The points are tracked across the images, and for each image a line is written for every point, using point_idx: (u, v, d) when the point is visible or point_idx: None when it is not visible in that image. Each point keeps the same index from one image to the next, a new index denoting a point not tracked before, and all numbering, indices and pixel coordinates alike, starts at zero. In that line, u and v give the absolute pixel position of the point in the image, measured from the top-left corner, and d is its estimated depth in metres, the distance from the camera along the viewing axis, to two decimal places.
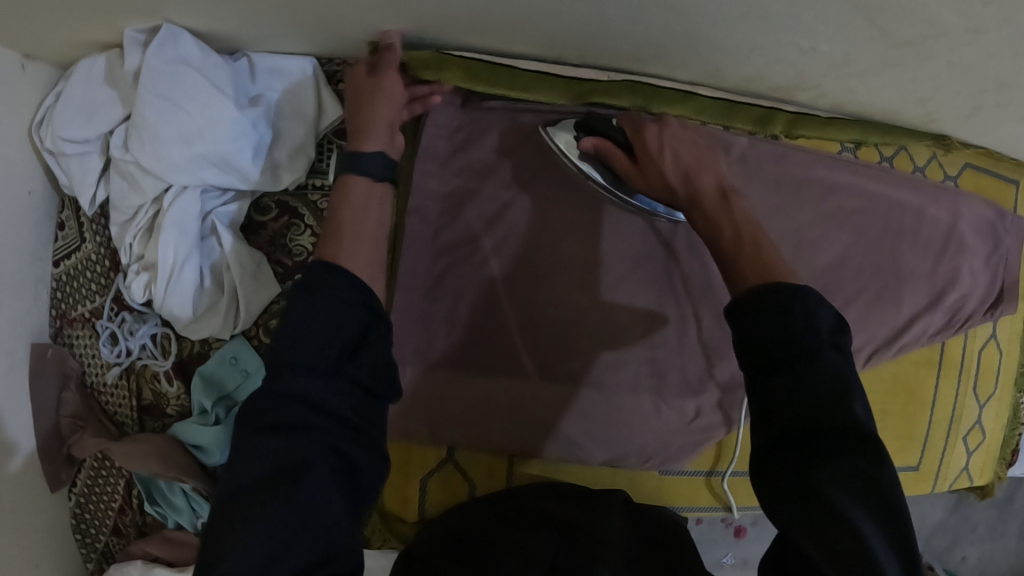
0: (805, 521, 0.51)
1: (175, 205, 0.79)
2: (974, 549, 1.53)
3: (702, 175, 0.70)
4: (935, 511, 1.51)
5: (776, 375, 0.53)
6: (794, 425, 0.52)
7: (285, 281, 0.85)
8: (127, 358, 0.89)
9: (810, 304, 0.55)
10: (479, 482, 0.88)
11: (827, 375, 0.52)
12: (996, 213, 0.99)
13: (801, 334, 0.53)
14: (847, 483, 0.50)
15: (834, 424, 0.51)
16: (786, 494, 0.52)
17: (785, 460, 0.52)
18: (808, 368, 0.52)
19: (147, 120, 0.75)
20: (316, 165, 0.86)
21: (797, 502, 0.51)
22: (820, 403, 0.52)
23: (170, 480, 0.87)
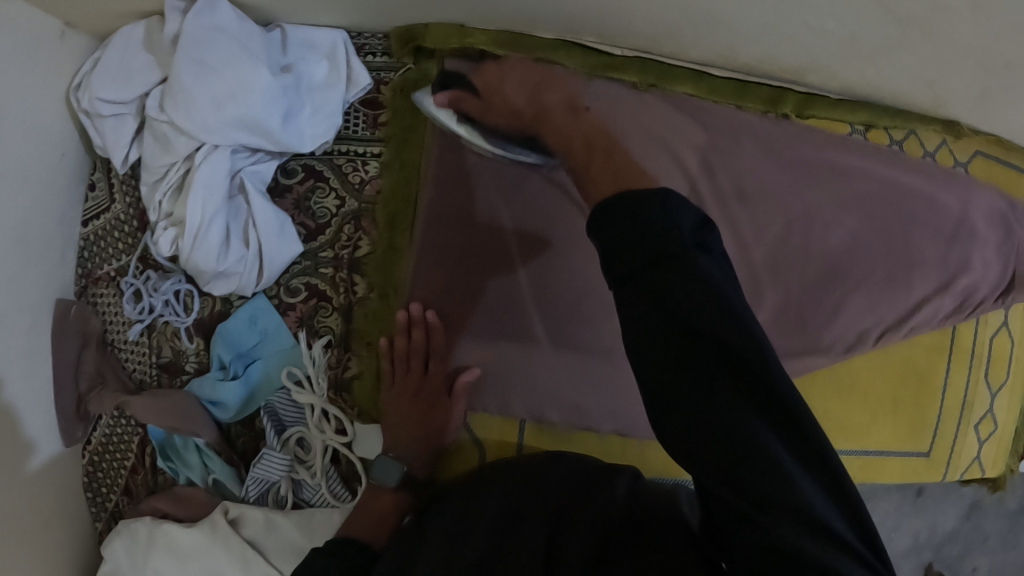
0: (718, 468, 0.48)
1: (205, 164, 0.82)
2: (986, 560, 1.50)
3: (548, 95, 0.74)
4: (947, 519, 1.49)
5: (663, 342, 0.49)
6: (681, 365, 0.49)
7: (308, 243, 0.88)
8: (149, 315, 0.92)
9: (664, 206, 0.52)
10: (489, 449, 0.88)
11: (692, 305, 0.49)
12: (1007, 204, 0.99)
13: (658, 254, 0.50)
14: (758, 418, 0.48)
15: (714, 354, 0.49)
16: (690, 444, 0.49)
17: (682, 408, 0.49)
18: (676, 306, 0.49)
19: (184, 83, 0.79)
20: (343, 132, 0.89)
21: (706, 449, 0.48)
22: (695, 336, 0.49)
23: (185, 436, 0.89)
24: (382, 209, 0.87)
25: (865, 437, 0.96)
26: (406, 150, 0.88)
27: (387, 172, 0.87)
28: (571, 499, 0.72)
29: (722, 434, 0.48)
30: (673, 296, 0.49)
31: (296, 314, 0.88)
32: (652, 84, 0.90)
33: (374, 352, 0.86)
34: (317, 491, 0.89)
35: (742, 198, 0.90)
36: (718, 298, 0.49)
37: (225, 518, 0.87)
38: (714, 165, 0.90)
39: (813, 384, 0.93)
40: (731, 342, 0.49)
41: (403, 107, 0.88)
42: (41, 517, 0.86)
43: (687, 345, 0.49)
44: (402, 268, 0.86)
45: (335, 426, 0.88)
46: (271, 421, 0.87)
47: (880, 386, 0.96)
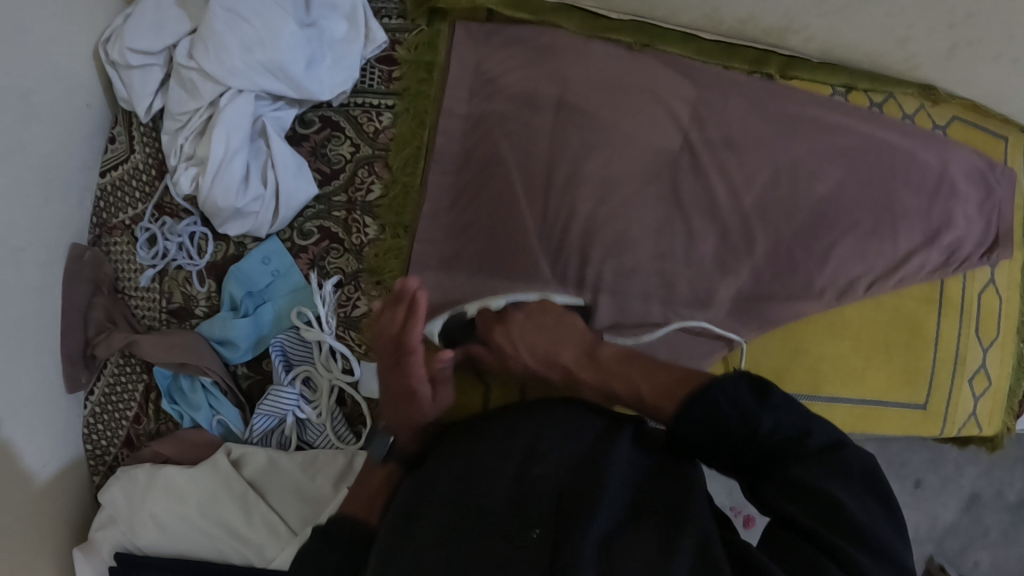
0: (816, 525, 0.55)
1: (230, 106, 0.87)
2: (987, 554, 1.48)
3: (564, 351, 0.76)
4: (946, 512, 1.48)
5: (751, 449, 0.58)
6: (773, 450, 0.58)
7: (322, 188, 0.93)
8: (162, 260, 0.94)
9: (726, 395, 0.59)
10: (493, 390, 0.90)
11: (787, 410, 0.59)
12: (986, 163, 1.04)
13: (743, 431, 0.58)
14: (839, 486, 0.56)
15: (795, 457, 0.57)
16: (785, 512, 0.57)
17: (789, 495, 0.57)
18: (754, 422, 0.58)
19: (216, 31, 0.87)
20: (359, 86, 0.95)
21: (807, 516, 0.55)
22: (785, 439, 0.58)
23: (192, 375, 0.90)
24: (395, 154, 0.92)
25: (860, 384, 0.99)
26: (418, 102, 0.93)
27: (401, 120, 0.93)
28: (575, 469, 0.62)
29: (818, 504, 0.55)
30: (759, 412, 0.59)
31: (308, 256, 0.92)
32: (646, 45, 0.95)
33: (384, 290, 0.89)
34: (321, 433, 0.89)
35: (731, 147, 0.94)
36: (799, 420, 0.59)
37: (227, 458, 0.87)
38: (704, 117, 0.94)
39: (810, 328, 0.96)
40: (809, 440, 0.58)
41: (416, 61, 0.94)
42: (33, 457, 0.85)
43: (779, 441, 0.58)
44: (410, 208, 0.91)
45: (342, 365, 0.89)
46: (280, 359, 0.89)
47: (872, 333, 0.99)
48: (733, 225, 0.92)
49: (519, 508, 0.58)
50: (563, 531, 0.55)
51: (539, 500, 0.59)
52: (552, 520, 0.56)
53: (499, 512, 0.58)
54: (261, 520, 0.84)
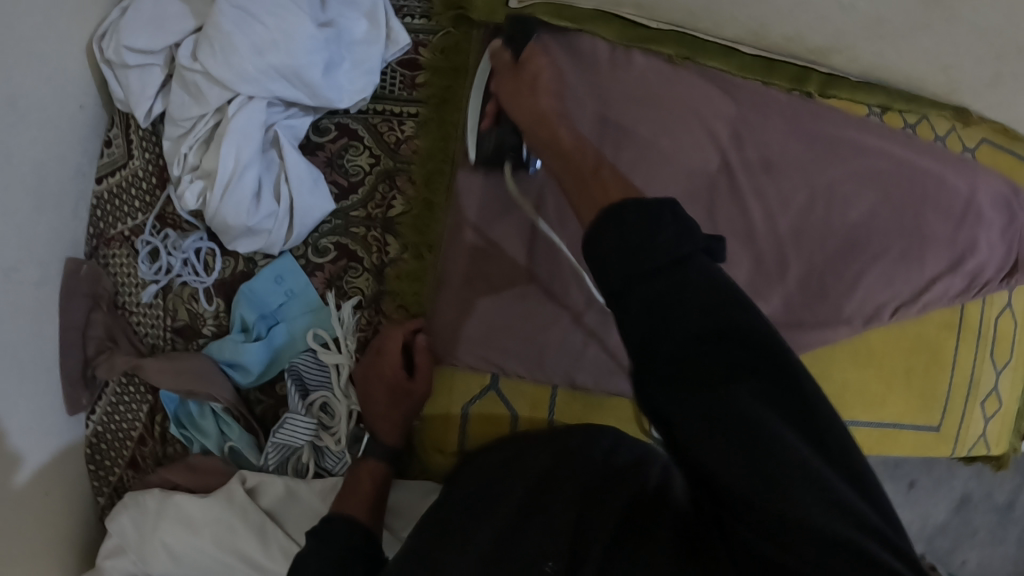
0: (745, 456, 0.44)
1: (239, 114, 0.80)
2: (975, 553, 1.53)
3: (580, 114, 0.86)
4: (937, 512, 1.51)
5: (686, 394, 0.46)
6: (715, 367, 0.46)
7: (340, 202, 0.86)
8: (165, 276, 0.88)
9: (667, 223, 0.49)
10: (522, 414, 0.85)
11: (693, 311, 0.46)
12: (1011, 188, 1.03)
13: (676, 310, 0.47)
14: (764, 400, 0.45)
15: (709, 373, 0.46)
16: (720, 449, 0.45)
17: (700, 431, 0.45)
18: (682, 273, 0.48)
19: (223, 31, 0.78)
20: (380, 92, 0.88)
21: (740, 450, 0.44)
22: (706, 344, 0.46)
23: (202, 401, 0.85)
24: (418, 168, 0.86)
25: (879, 408, 0.99)
26: (444, 111, 0.87)
27: (423, 129, 0.87)
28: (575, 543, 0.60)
29: (753, 426, 0.44)
30: (670, 296, 0.47)
31: (324, 274, 0.86)
32: (685, 57, 0.90)
33: (407, 312, 0.85)
34: (338, 459, 0.86)
35: (768, 169, 0.91)
36: (722, 296, 0.47)
37: (243, 487, 0.84)
38: (742, 137, 0.90)
39: (832, 355, 0.96)
40: (745, 352, 0.46)
41: (441, 66, 0.87)
42: (34, 497, 0.80)
43: (685, 360, 0.46)
44: (435, 224, 0.85)
45: None
46: (295, 383, 0.84)
47: (894, 356, 0.99)
48: (766, 249, 0.90)
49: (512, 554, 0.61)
50: (579, 547, 0.59)
51: (548, 528, 0.62)
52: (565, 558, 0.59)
53: (509, 543, 0.62)
54: (280, 552, 0.81)
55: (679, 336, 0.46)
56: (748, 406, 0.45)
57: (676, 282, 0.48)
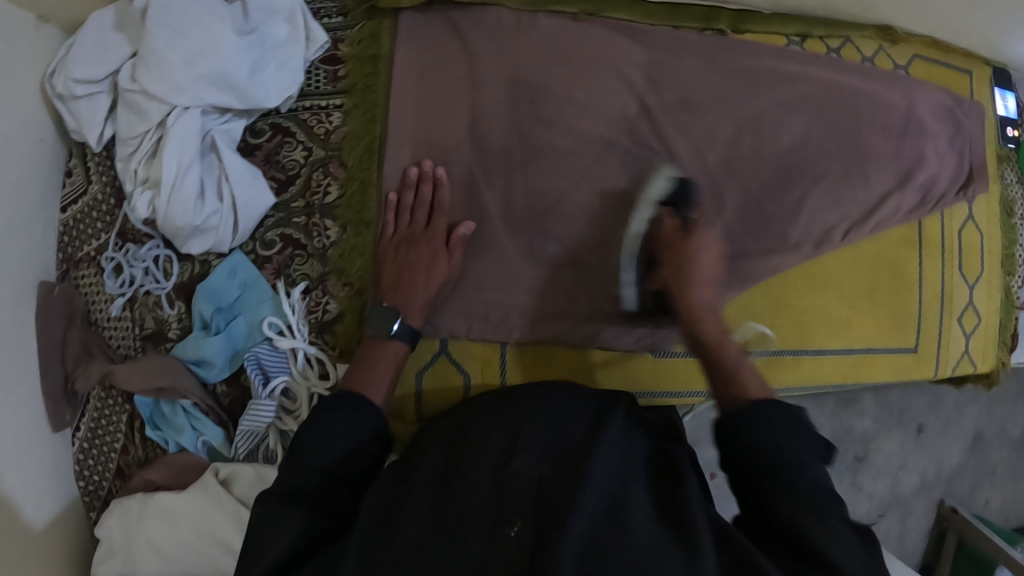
0: (802, 521, 0.59)
1: (176, 125, 0.85)
2: (997, 492, 1.60)
3: (497, 83, 0.90)
4: (952, 454, 1.57)
5: (767, 481, 0.63)
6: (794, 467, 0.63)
7: (280, 196, 0.90)
8: (130, 287, 0.93)
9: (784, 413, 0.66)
10: (475, 375, 0.88)
11: (789, 459, 0.63)
12: (953, 99, 1.02)
13: (754, 457, 0.64)
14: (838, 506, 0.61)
15: (786, 477, 0.62)
16: (808, 530, 0.59)
17: (792, 518, 0.60)
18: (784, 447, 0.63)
19: (154, 49, 0.84)
20: (306, 89, 0.93)
21: (812, 524, 0.59)
22: (781, 466, 0.63)
23: (173, 400, 0.88)
24: (348, 152, 0.89)
25: (847, 333, 0.97)
26: (368, 96, 0.91)
27: (349, 117, 0.91)
28: (553, 463, 0.62)
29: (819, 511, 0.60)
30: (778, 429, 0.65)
31: (274, 265, 0.90)
32: (592, 13, 0.93)
33: (353, 291, 0.88)
34: None
35: (690, 107, 0.92)
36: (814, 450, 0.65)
37: (216, 478, 0.87)
38: (659, 81, 0.92)
39: (788, 283, 0.94)
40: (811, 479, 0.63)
41: (361, 55, 0.92)
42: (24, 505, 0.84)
43: (744, 459, 0.65)
44: (372, 204, 0.89)
45: (319, 372, 0.89)
46: (256, 371, 0.87)
47: (855, 280, 0.97)
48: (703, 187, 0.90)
49: (500, 501, 0.58)
50: (546, 517, 0.56)
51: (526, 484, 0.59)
52: (532, 515, 0.56)
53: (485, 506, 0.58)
54: None
55: (781, 462, 0.63)
56: (825, 508, 0.60)
57: (781, 453, 0.63)
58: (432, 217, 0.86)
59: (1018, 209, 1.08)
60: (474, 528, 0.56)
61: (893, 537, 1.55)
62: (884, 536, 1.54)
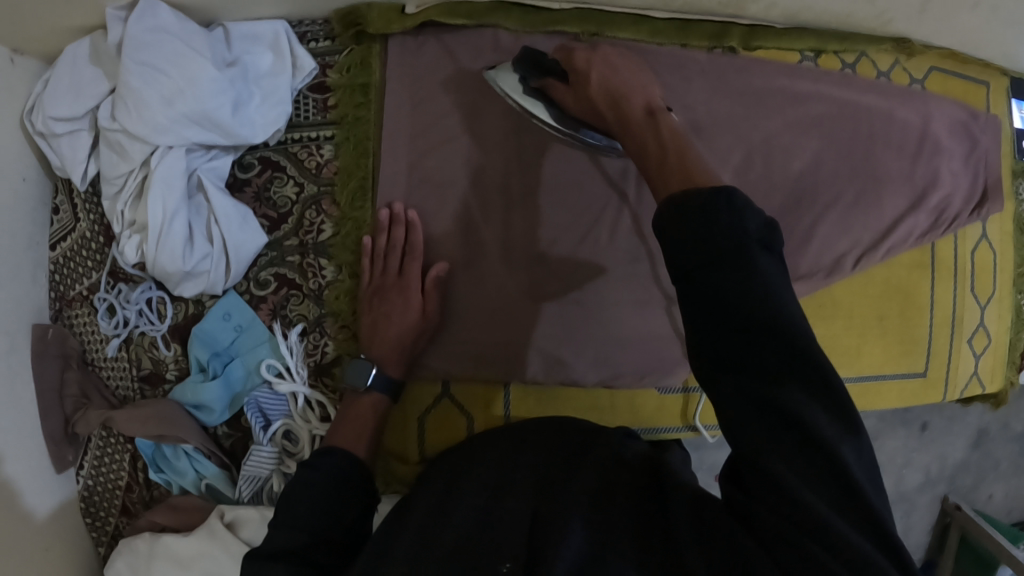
0: (773, 436, 0.43)
1: (160, 166, 0.82)
2: (999, 486, 1.62)
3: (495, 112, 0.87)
4: (956, 450, 1.59)
5: (742, 372, 0.44)
6: (763, 343, 0.44)
7: (272, 234, 0.88)
8: (125, 329, 0.91)
9: (729, 212, 0.47)
10: (477, 417, 0.87)
11: (777, 334, 0.44)
12: (969, 115, 0.99)
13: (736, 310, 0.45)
14: (802, 384, 0.44)
15: (753, 351, 0.45)
16: (771, 436, 0.43)
17: (761, 424, 0.44)
18: (757, 296, 0.45)
19: (132, 88, 0.80)
20: (295, 120, 0.89)
21: (799, 451, 0.43)
22: (744, 327, 0.45)
23: (175, 444, 0.88)
24: (341, 189, 0.86)
25: (855, 361, 0.95)
26: (358, 128, 0.88)
27: (341, 152, 0.87)
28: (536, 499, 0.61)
29: (793, 425, 0.43)
30: (728, 288, 0.45)
31: (269, 306, 0.88)
32: (595, 33, 0.88)
33: (350, 333, 0.86)
34: None
35: (698, 132, 0.88)
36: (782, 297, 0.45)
37: (222, 522, 0.86)
38: (666, 104, 0.88)
39: None
40: (787, 361, 0.44)
41: (351, 84, 0.88)
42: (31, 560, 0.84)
43: (726, 339, 0.45)
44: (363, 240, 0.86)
45: (320, 414, 0.87)
46: (256, 416, 0.86)
47: (864, 306, 0.95)
48: None
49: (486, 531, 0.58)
50: (539, 545, 0.53)
51: (511, 525, 0.58)
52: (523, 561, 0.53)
53: (460, 543, 0.57)
54: None
55: (749, 331, 0.44)
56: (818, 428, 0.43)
57: (753, 301, 0.45)
58: (406, 263, 0.83)
59: None
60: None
61: None
62: None
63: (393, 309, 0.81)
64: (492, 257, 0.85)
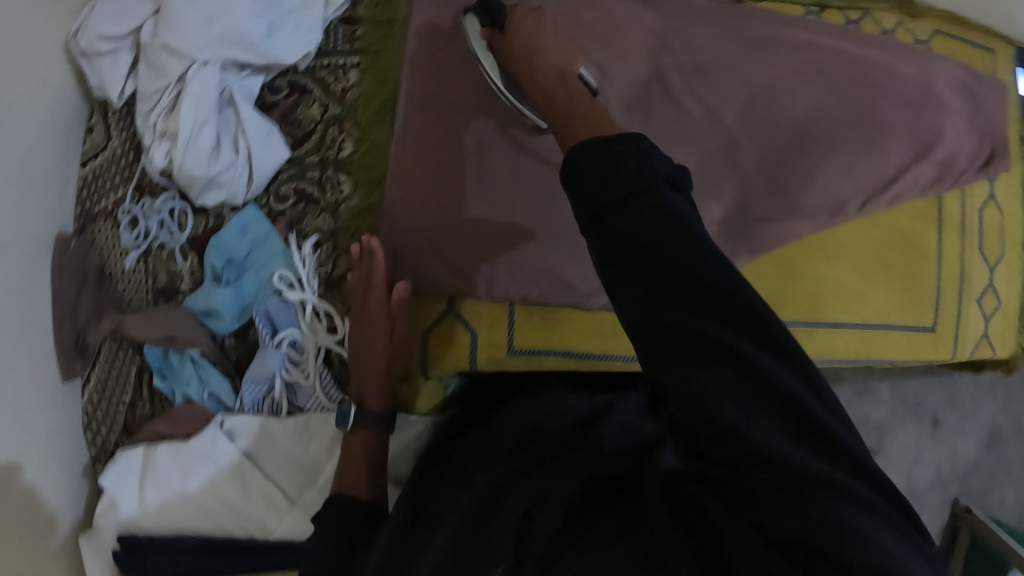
0: (741, 407, 0.43)
1: (195, 80, 0.86)
2: (1013, 492, 1.55)
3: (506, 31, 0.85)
4: (967, 450, 1.54)
5: (685, 327, 0.45)
6: (712, 290, 0.45)
7: (295, 150, 0.91)
8: (145, 241, 0.94)
9: (646, 155, 0.48)
10: (482, 338, 0.86)
11: (695, 267, 0.45)
12: (972, 76, 1.01)
13: (674, 261, 0.46)
14: (746, 336, 0.44)
15: (700, 300, 0.45)
16: (735, 400, 0.43)
17: (720, 390, 0.43)
18: (675, 271, 0.45)
19: (178, 9, 0.86)
20: (325, 48, 0.93)
21: (760, 408, 0.43)
22: (679, 280, 0.45)
23: (183, 349, 0.89)
24: (362, 110, 0.90)
25: (862, 306, 0.95)
26: (382, 59, 0.90)
27: (364, 77, 0.91)
28: (527, 476, 0.61)
29: (757, 392, 0.43)
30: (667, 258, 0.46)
31: (286, 219, 0.91)
32: None
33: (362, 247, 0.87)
34: (310, 395, 0.90)
35: (702, 73, 0.89)
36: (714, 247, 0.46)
37: (221, 429, 0.87)
38: (671, 45, 0.89)
39: (801, 253, 0.92)
40: (734, 301, 0.44)
41: (377, 16, 0.91)
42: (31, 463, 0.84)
43: (682, 302, 0.45)
44: (379, 158, 0.87)
45: (327, 325, 0.90)
46: (265, 324, 0.87)
47: (869, 251, 0.95)
48: (714, 150, 0.88)
49: (482, 525, 0.56)
50: (528, 532, 0.54)
51: (502, 517, 0.56)
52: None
53: (457, 549, 0.54)
54: (259, 491, 0.86)
55: (678, 270, 0.45)
56: (779, 385, 0.43)
57: (692, 258, 0.45)
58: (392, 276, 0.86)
59: None
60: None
61: None
62: None
63: (374, 333, 0.86)
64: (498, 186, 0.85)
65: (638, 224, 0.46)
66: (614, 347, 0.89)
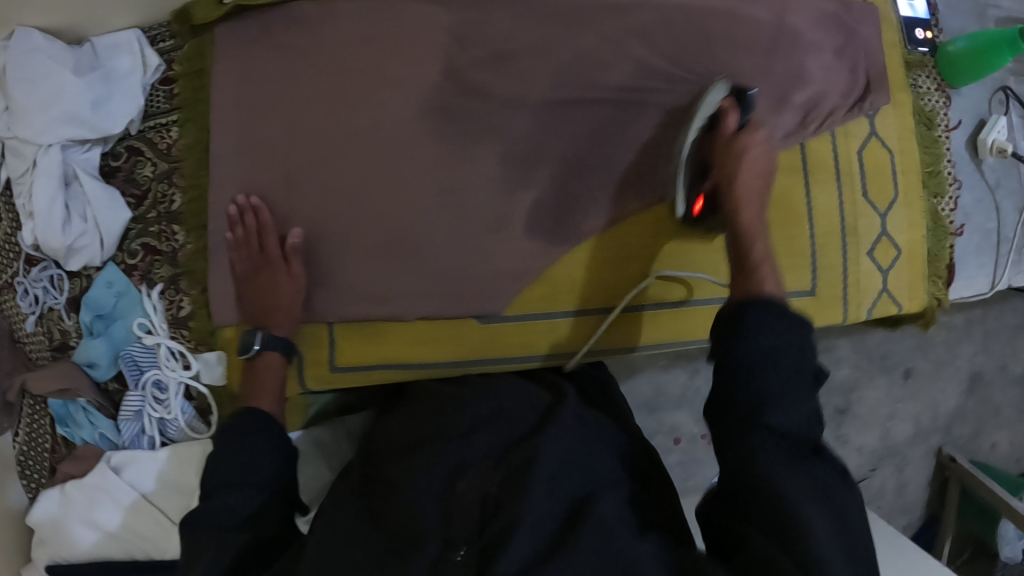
0: (756, 496, 0.59)
1: (43, 161, 0.92)
2: (1003, 434, 1.43)
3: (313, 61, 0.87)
4: (948, 399, 1.40)
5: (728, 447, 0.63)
6: (769, 433, 0.61)
7: (138, 210, 0.96)
8: (39, 305, 1.02)
9: (738, 337, 0.65)
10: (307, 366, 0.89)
11: (777, 400, 0.62)
12: (840, 5, 0.90)
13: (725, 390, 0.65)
14: (800, 462, 0.60)
15: (736, 460, 0.61)
16: (789, 494, 0.58)
17: (755, 483, 0.59)
18: (763, 393, 0.62)
19: (17, 101, 0.91)
20: (149, 110, 0.98)
21: (770, 491, 0.59)
22: (758, 404, 0.62)
23: (75, 398, 0.98)
24: (184, 164, 0.94)
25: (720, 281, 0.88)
26: (195, 111, 0.94)
27: (183, 132, 0.95)
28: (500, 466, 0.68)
29: (758, 481, 0.59)
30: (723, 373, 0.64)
31: (139, 272, 0.96)
32: None
33: (200, 290, 0.93)
34: (176, 426, 0.98)
35: (501, 62, 0.84)
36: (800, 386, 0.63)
37: (109, 465, 0.96)
38: (468, 36, 0.84)
39: (627, 234, 0.89)
40: (782, 472, 0.59)
41: (185, 68, 0.94)
42: None
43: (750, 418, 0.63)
44: (201, 209, 0.93)
45: (183, 363, 0.96)
46: (131, 368, 0.95)
47: None
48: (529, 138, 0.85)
49: (452, 522, 0.64)
50: (492, 539, 0.61)
51: (469, 509, 0.64)
52: (477, 537, 0.62)
53: (421, 533, 0.64)
54: (148, 516, 0.96)
55: (742, 400, 0.62)
56: (790, 482, 0.58)
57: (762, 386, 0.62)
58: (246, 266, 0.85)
59: (941, 119, 0.96)
60: (421, 558, 0.61)
61: (889, 491, 1.39)
62: (879, 491, 1.39)
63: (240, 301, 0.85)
64: (310, 205, 0.86)
65: (735, 356, 0.64)
66: (432, 354, 0.89)
